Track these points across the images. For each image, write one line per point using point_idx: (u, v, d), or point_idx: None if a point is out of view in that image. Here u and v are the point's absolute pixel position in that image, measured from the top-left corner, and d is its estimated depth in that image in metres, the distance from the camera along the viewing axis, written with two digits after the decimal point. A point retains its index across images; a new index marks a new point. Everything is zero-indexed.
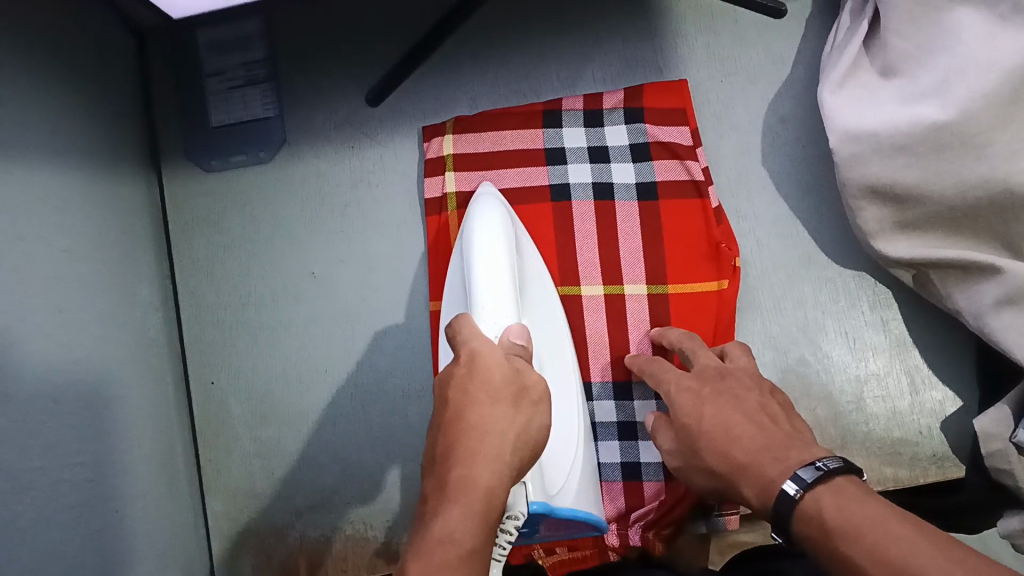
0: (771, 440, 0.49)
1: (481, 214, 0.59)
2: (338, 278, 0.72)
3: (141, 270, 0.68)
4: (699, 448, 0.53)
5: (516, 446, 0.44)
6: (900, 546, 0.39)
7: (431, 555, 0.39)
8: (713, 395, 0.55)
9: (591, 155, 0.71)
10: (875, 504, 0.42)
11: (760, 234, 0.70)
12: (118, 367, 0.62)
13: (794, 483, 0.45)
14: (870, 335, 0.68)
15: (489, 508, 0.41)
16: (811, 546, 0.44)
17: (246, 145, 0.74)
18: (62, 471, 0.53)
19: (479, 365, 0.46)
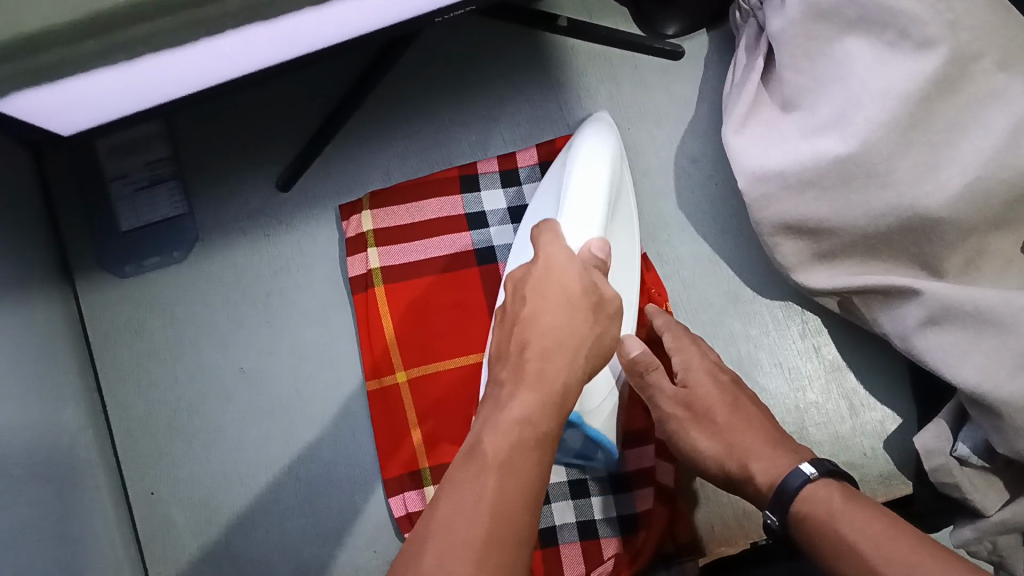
0: (787, 443, 0.56)
1: (585, 142, 0.59)
2: (270, 371, 0.70)
3: (65, 391, 0.65)
4: (718, 419, 0.57)
5: (587, 348, 0.50)
6: (898, 536, 0.48)
7: (540, 327, 0.50)
8: (732, 384, 0.59)
9: (511, 215, 0.71)
10: (875, 507, 0.51)
11: (685, 274, 0.70)
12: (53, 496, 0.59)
13: (812, 467, 0.52)
14: (804, 363, 0.68)
15: (580, 348, 0.49)
16: (811, 522, 0.51)
17: (160, 246, 0.72)
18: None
19: (556, 268, 0.52)
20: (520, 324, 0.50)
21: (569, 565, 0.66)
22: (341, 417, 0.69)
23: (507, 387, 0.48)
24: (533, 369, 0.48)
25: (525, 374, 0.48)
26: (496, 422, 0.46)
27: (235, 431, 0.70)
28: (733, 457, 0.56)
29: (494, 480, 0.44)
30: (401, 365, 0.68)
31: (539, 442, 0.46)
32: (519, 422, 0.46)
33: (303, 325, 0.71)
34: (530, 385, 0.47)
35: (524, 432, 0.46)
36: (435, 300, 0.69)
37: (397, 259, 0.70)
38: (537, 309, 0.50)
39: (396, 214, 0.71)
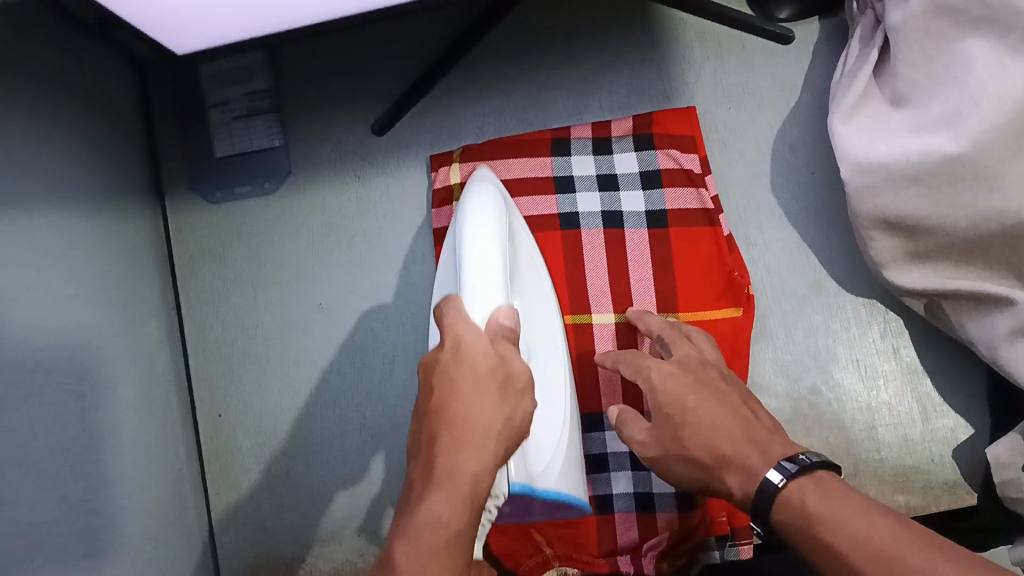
0: (752, 432, 0.50)
1: (476, 206, 0.54)
2: (346, 310, 0.71)
3: (147, 307, 0.67)
4: (684, 442, 0.52)
5: (503, 433, 0.45)
6: (881, 536, 0.41)
7: (471, 367, 0.46)
8: (696, 386, 0.54)
9: (599, 183, 0.71)
10: (861, 498, 0.44)
11: (770, 261, 0.70)
12: (126, 405, 0.61)
13: (777, 474, 0.46)
14: (881, 363, 0.68)
15: (488, 441, 0.44)
16: (793, 535, 0.45)
17: (252, 176, 0.73)
18: (69, 524, 0.51)
19: (466, 354, 0.47)
20: (450, 358, 0.47)
21: (623, 532, 0.67)
22: (411, 363, 0.70)
23: (455, 405, 0.45)
24: (474, 411, 0.44)
25: (465, 414, 0.44)
26: (445, 449, 0.43)
27: (307, 365, 0.71)
28: (714, 478, 0.50)
29: (446, 500, 0.41)
30: None
31: (489, 461, 0.43)
32: (462, 451, 0.43)
33: (383, 268, 0.71)
34: (470, 425, 0.44)
35: (473, 454, 0.43)
36: None
37: None
38: (494, 340, 0.48)
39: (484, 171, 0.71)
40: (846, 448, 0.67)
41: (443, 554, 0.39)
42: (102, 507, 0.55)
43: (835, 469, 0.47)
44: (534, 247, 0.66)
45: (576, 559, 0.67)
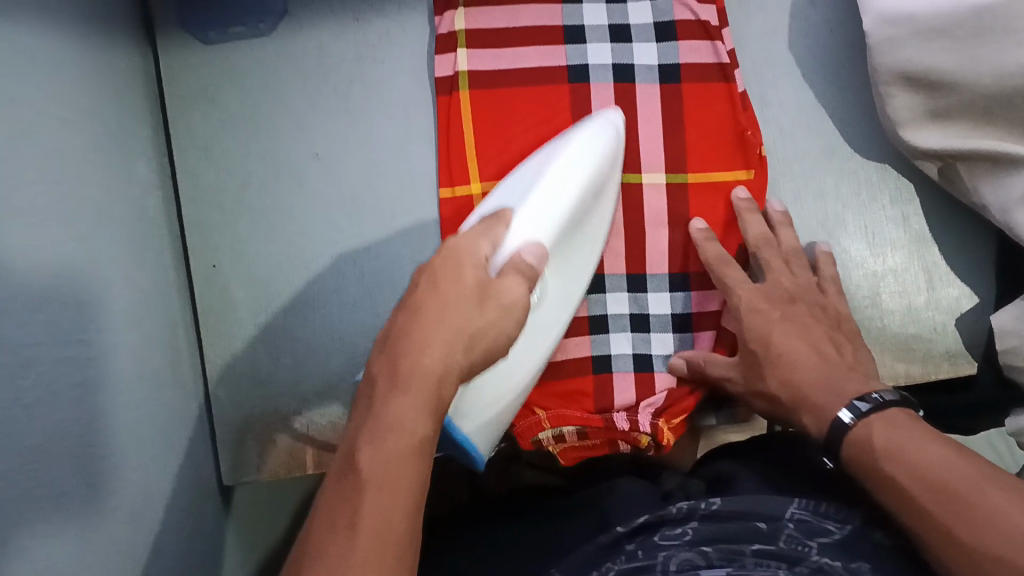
0: (831, 372, 0.56)
1: (577, 142, 0.61)
2: (344, 160, 0.69)
3: (137, 147, 0.64)
4: (764, 377, 0.59)
5: (472, 343, 0.46)
6: (936, 463, 0.47)
7: (446, 301, 0.47)
8: (780, 320, 0.60)
9: (612, 34, 0.68)
10: (920, 431, 0.50)
11: (784, 122, 0.67)
12: (118, 241, 0.58)
13: (849, 413, 0.52)
14: (890, 231, 0.66)
15: (458, 342, 0.45)
16: (857, 466, 0.51)
17: (245, 15, 0.69)
18: (85, 353, 0.50)
19: (456, 268, 0.49)
20: (434, 272, 0.49)
21: (620, 392, 0.66)
22: (410, 217, 0.69)
23: (432, 306, 0.46)
24: (440, 308, 0.46)
25: (437, 327, 0.45)
26: (411, 348, 0.44)
27: (302, 215, 0.69)
28: (788, 411, 0.57)
29: (411, 403, 0.42)
30: (476, 176, 0.68)
31: (450, 358, 0.44)
32: (426, 348, 0.44)
33: (384, 117, 0.69)
34: (443, 332, 0.45)
35: (434, 351, 0.44)
36: (520, 115, 0.68)
37: (486, 65, 0.68)
38: (478, 265, 0.50)
39: (491, 16, 0.68)
40: None
41: (400, 413, 0.41)
42: (110, 340, 0.54)
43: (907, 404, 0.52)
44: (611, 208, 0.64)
45: (568, 417, 0.65)
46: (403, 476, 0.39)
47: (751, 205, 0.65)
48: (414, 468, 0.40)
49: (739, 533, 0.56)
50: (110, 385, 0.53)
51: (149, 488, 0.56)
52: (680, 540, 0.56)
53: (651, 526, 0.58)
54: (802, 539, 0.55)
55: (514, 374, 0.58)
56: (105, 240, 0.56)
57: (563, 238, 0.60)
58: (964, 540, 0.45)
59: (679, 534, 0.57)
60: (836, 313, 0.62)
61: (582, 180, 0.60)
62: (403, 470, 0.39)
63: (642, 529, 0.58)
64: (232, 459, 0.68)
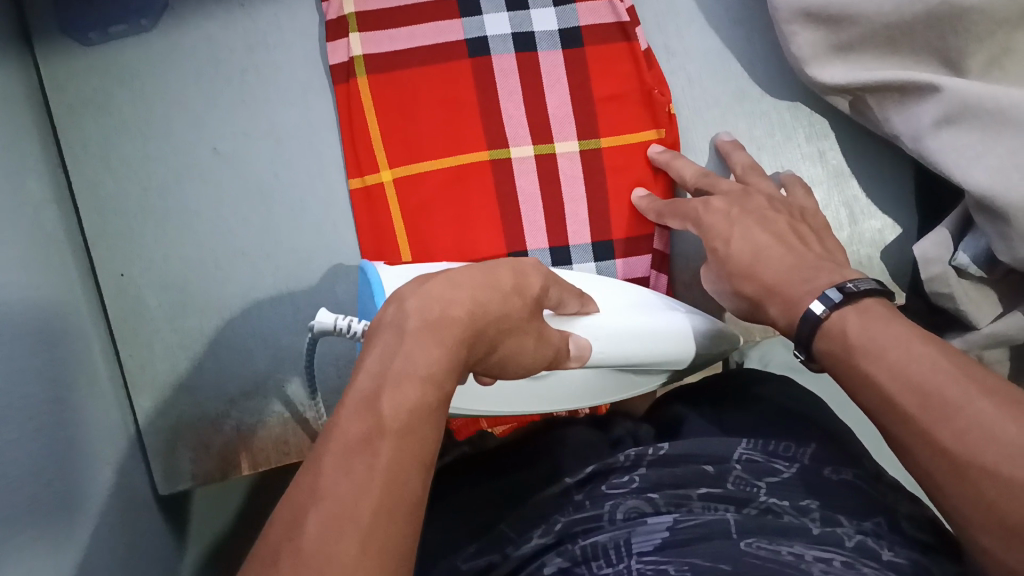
0: (800, 260, 0.52)
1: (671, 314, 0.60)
2: (244, 153, 0.66)
3: (28, 158, 0.60)
4: (732, 276, 0.55)
5: (500, 333, 0.43)
6: (920, 362, 0.43)
7: (496, 279, 0.44)
8: (740, 216, 0.56)
9: (507, 4, 0.66)
10: (901, 325, 0.46)
11: (691, 71, 0.66)
12: (25, 264, 0.55)
13: (820, 304, 0.48)
14: (807, 168, 0.66)
15: (492, 323, 0.42)
16: (832, 359, 0.48)
17: (125, 13, 0.66)
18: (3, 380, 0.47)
19: (529, 270, 0.47)
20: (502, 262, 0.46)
21: None
22: (320, 206, 0.67)
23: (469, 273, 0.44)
24: (500, 298, 0.43)
25: (495, 308, 0.43)
26: (441, 294, 0.41)
27: (209, 214, 0.66)
28: (759, 306, 0.54)
29: (434, 356, 0.39)
30: (385, 161, 0.65)
31: (483, 336, 0.42)
32: (452, 300, 0.41)
33: (282, 106, 0.67)
34: (462, 292, 0.42)
35: (459, 314, 0.41)
36: (422, 92, 0.65)
37: (382, 47, 0.65)
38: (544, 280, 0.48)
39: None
40: None
41: (424, 357, 0.38)
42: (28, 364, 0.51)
43: (885, 292, 0.48)
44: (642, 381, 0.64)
45: None
46: (421, 426, 0.36)
47: (737, 144, 0.63)
48: (429, 421, 0.37)
49: (687, 477, 0.54)
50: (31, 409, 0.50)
51: (84, 515, 0.54)
52: (629, 487, 0.54)
53: (602, 473, 0.56)
54: (751, 480, 0.53)
55: (533, 394, 0.56)
56: (16, 262, 0.53)
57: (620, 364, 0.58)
58: (943, 445, 0.41)
59: (627, 482, 0.54)
60: (802, 208, 0.59)
61: (665, 331, 0.59)
62: (422, 421, 0.37)
63: (592, 478, 0.56)
64: (165, 467, 0.66)
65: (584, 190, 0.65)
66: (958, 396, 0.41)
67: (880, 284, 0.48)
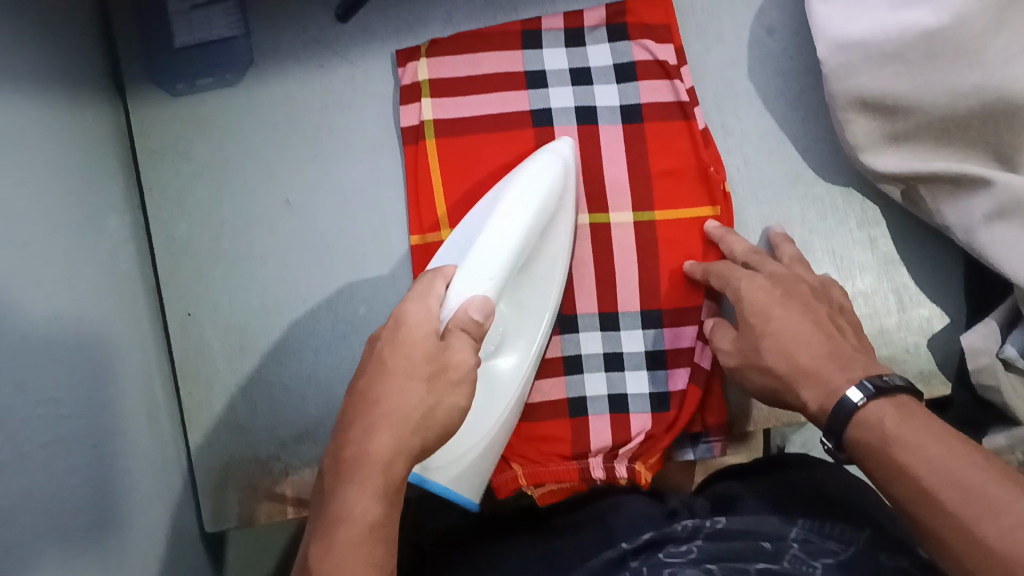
0: (836, 349, 0.53)
1: (523, 174, 0.59)
2: (313, 206, 0.69)
3: (110, 200, 0.64)
4: (761, 352, 0.55)
5: (421, 424, 0.46)
6: (964, 461, 0.44)
7: (390, 369, 0.47)
8: (785, 299, 0.56)
9: (572, 78, 0.68)
10: (939, 424, 0.47)
11: (747, 151, 0.68)
12: (98, 300, 0.58)
13: (858, 392, 0.49)
14: (858, 253, 0.67)
15: (408, 423, 0.46)
16: (866, 451, 0.48)
17: (212, 67, 0.70)
18: (70, 409, 0.50)
19: (408, 322, 0.50)
20: (390, 332, 0.49)
21: (594, 435, 0.66)
22: (381, 260, 0.69)
23: (375, 384, 0.47)
24: (411, 396, 0.46)
25: (405, 407, 0.46)
26: (354, 437, 0.46)
27: (276, 262, 0.69)
28: (787, 388, 0.54)
29: (358, 495, 0.44)
30: (446, 220, 0.68)
31: (401, 444, 0.46)
32: (370, 432, 0.45)
33: (351, 163, 0.70)
34: (390, 409, 0.46)
35: (387, 436, 0.45)
36: (486, 157, 0.68)
37: (451, 112, 0.69)
38: (431, 330, 0.49)
39: (453, 65, 0.69)
40: None
41: (352, 501, 0.43)
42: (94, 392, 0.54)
43: (913, 393, 0.49)
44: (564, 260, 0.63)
45: (546, 471, 0.66)
46: (355, 560, 0.42)
47: (787, 238, 0.64)
48: (367, 553, 0.42)
49: (745, 550, 0.53)
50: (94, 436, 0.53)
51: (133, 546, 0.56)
52: (685, 557, 0.54)
53: (656, 544, 0.56)
54: (807, 560, 0.52)
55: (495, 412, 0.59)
56: (91, 297, 0.57)
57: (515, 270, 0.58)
58: (988, 541, 0.41)
59: (684, 552, 0.54)
60: (840, 304, 0.59)
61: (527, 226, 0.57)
62: (358, 557, 0.42)
63: (648, 545, 0.56)
64: (213, 506, 0.68)
65: (636, 259, 0.67)
66: (1002, 496, 0.42)
67: (907, 384, 0.50)
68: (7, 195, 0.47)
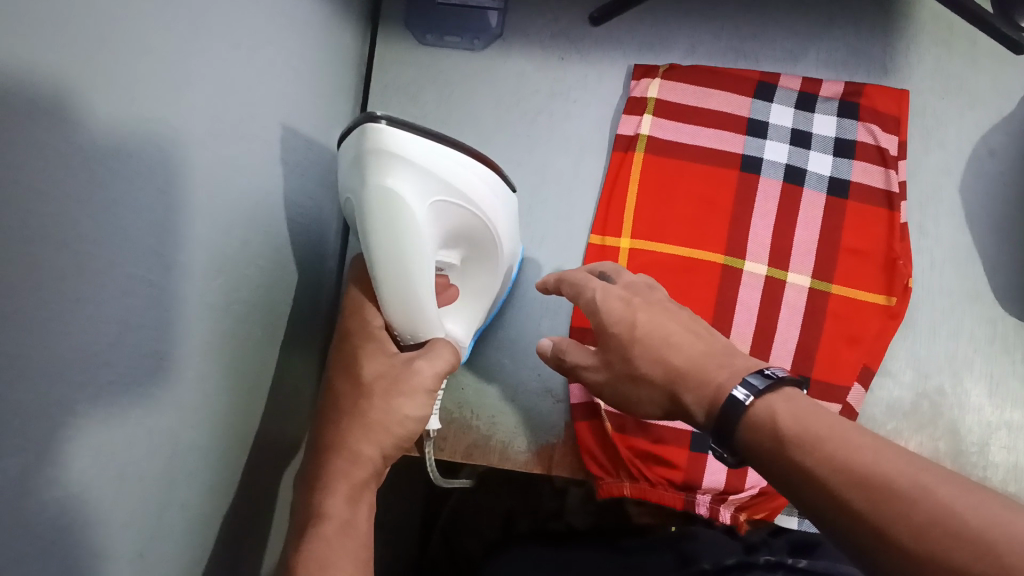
0: (711, 348, 0.48)
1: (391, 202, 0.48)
2: (513, 179, 0.73)
3: (337, 116, 0.69)
4: (631, 359, 0.49)
5: (388, 434, 0.53)
6: (859, 452, 0.38)
7: (357, 392, 0.54)
8: (645, 308, 0.51)
9: (792, 137, 0.70)
10: (832, 416, 0.41)
11: (936, 255, 0.70)
12: (298, 194, 0.62)
13: (743, 390, 0.42)
14: (1015, 386, 0.67)
15: (382, 436, 0.52)
16: (761, 454, 0.41)
17: (462, 29, 0.75)
18: (251, 277, 0.55)
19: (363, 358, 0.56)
20: (352, 365, 0.56)
21: (709, 474, 0.67)
22: (557, 246, 0.72)
23: (348, 408, 0.54)
24: (368, 416, 0.53)
25: (360, 433, 0.52)
26: (336, 452, 0.52)
27: None
28: (665, 394, 0.48)
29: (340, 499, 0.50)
30: (629, 231, 0.70)
31: (373, 455, 0.52)
32: (348, 447, 0.52)
33: (558, 152, 0.73)
34: (366, 428, 0.52)
35: (351, 462, 0.51)
36: (686, 184, 0.71)
37: (668, 135, 0.71)
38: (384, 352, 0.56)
39: (684, 93, 0.72)
40: None
41: (338, 506, 0.50)
42: (275, 285, 0.60)
43: (797, 381, 0.44)
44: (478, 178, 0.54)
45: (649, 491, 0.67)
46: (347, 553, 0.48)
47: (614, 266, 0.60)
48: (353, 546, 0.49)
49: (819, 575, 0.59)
50: (264, 320, 0.58)
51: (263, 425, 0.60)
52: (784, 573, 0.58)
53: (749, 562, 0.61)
54: None
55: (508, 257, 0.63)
56: (295, 194, 0.62)
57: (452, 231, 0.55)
58: (903, 546, 0.35)
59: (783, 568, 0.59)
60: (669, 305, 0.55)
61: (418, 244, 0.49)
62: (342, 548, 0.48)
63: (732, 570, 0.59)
64: None
65: (801, 322, 0.67)
66: (913, 487, 0.36)
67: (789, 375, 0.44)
68: (259, 69, 0.53)
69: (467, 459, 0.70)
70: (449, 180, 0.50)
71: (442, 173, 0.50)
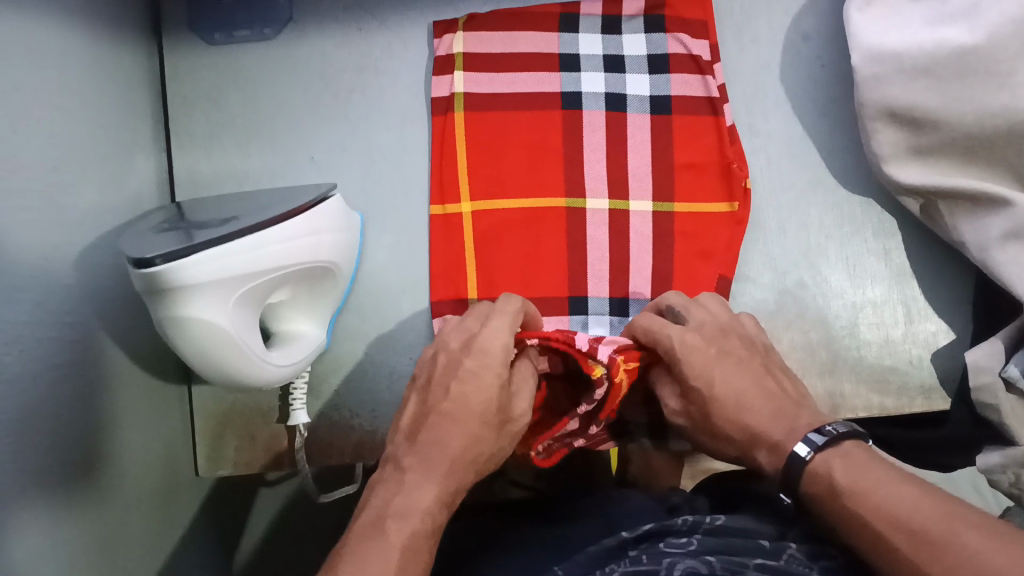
0: (780, 406, 0.53)
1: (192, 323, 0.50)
2: (339, 165, 0.70)
3: (137, 139, 0.65)
4: (711, 418, 0.54)
5: (486, 423, 0.51)
6: (908, 506, 0.44)
7: (454, 381, 0.52)
8: (718, 357, 0.55)
9: (605, 64, 0.69)
10: (883, 469, 0.47)
11: (772, 152, 0.69)
12: (106, 233, 0.59)
13: (806, 445, 0.49)
14: (871, 263, 0.68)
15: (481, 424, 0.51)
16: (818, 503, 0.48)
17: (252, 21, 0.71)
18: (51, 338, 0.51)
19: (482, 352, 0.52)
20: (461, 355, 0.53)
21: None
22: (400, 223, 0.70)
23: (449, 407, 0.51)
24: (470, 402, 0.51)
25: (461, 419, 0.51)
26: (439, 432, 0.51)
27: None
28: (741, 451, 0.53)
29: (421, 491, 0.49)
30: (468, 194, 0.68)
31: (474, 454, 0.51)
32: (447, 438, 0.51)
33: (379, 127, 0.71)
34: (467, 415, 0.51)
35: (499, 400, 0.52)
36: (513, 135, 0.68)
37: (482, 89, 0.69)
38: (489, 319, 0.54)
39: (489, 42, 0.69)
40: (804, 368, 0.66)
41: (416, 499, 0.48)
42: (88, 335, 0.56)
43: (859, 434, 0.50)
44: (264, 246, 0.52)
45: None
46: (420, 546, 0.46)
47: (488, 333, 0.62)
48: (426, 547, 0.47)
49: (741, 547, 0.52)
50: (87, 374, 0.55)
51: (107, 479, 0.57)
52: (685, 548, 0.53)
53: (657, 535, 0.55)
54: (807, 560, 0.51)
55: (338, 263, 0.62)
56: (101, 235, 0.58)
57: (265, 293, 0.55)
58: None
59: (684, 543, 0.53)
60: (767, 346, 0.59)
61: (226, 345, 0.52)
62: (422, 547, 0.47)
63: (648, 537, 0.55)
64: (209, 451, 0.69)
65: (650, 249, 0.67)
66: (944, 533, 0.42)
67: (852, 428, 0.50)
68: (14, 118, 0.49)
69: (357, 459, 0.68)
70: (236, 278, 0.51)
71: (224, 275, 0.50)
